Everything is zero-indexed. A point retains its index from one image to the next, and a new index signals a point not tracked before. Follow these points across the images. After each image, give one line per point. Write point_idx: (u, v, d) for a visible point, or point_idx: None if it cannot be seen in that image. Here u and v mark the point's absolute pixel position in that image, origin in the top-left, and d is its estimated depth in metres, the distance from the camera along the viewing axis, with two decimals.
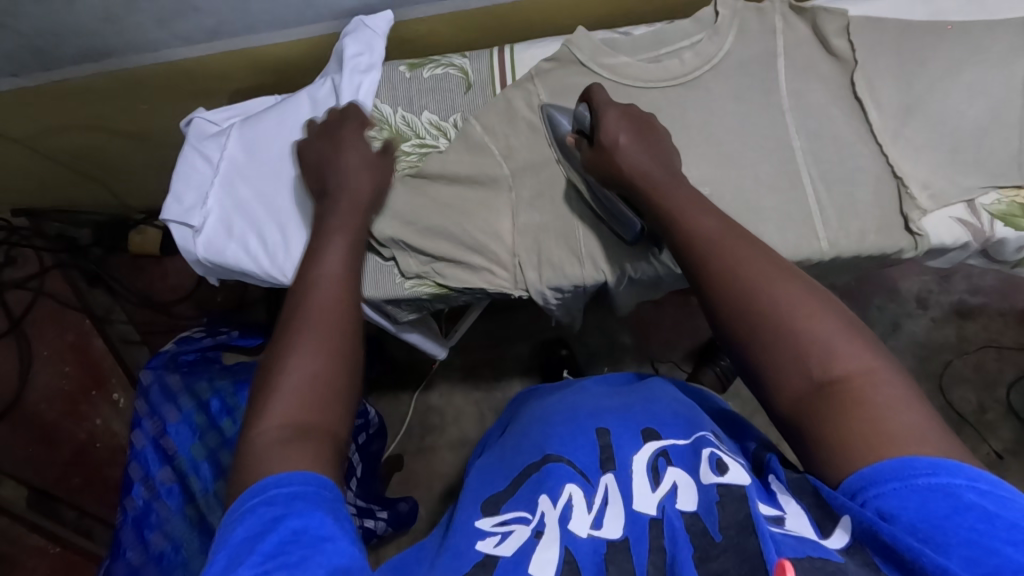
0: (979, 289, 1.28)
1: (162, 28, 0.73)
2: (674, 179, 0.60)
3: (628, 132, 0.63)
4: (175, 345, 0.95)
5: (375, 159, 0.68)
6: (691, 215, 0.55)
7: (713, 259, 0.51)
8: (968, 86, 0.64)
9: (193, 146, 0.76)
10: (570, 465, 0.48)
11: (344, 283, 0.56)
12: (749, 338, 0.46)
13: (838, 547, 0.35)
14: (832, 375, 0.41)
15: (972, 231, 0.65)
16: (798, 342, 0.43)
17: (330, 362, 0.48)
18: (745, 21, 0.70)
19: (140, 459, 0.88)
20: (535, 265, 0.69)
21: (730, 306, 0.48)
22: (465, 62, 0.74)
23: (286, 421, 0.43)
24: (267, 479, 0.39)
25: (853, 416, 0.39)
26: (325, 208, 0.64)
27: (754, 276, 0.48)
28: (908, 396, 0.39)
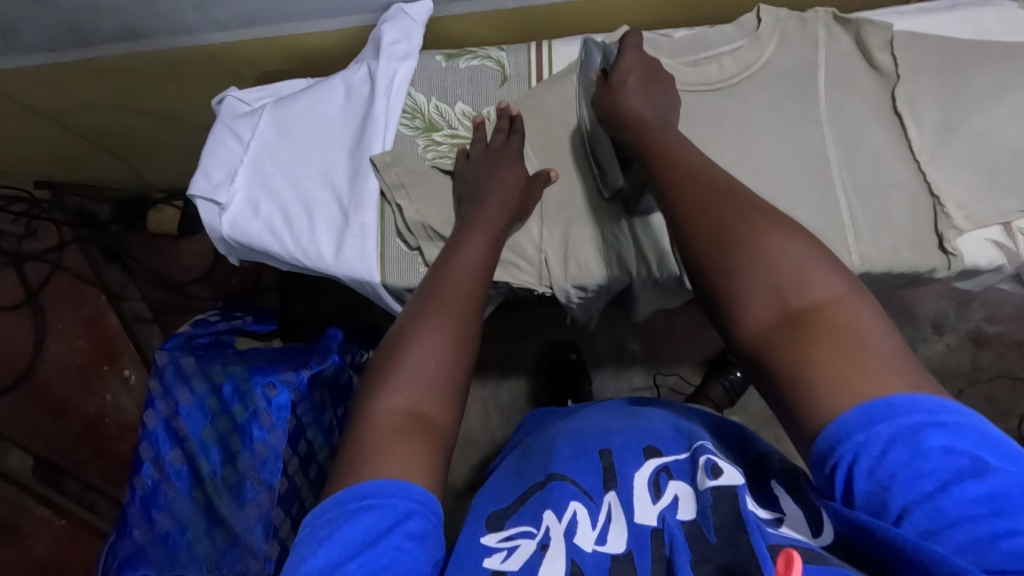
0: (997, 318, 1.27)
1: (198, 11, 0.73)
2: (662, 123, 0.60)
3: (638, 74, 0.63)
4: (189, 328, 0.99)
5: (521, 173, 0.68)
6: (677, 158, 0.54)
7: (687, 202, 0.49)
8: (1009, 109, 0.64)
9: (225, 124, 0.76)
10: (575, 484, 0.48)
11: (483, 279, 0.57)
12: (722, 275, 0.45)
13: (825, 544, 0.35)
14: (804, 303, 0.40)
15: (1008, 254, 0.64)
16: (769, 277, 0.42)
17: (459, 357, 0.49)
18: (786, 32, 0.69)
19: (151, 439, 0.88)
20: (560, 263, 0.69)
21: (706, 244, 0.46)
22: (502, 55, 0.73)
23: (407, 407, 0.45)
24: (386, 482, 0.40)
25: (825, 341, 0.38)
26: (469, 206, 0.65)
27: (726, 212, 0.47)
28: (886, 329, 0.38)
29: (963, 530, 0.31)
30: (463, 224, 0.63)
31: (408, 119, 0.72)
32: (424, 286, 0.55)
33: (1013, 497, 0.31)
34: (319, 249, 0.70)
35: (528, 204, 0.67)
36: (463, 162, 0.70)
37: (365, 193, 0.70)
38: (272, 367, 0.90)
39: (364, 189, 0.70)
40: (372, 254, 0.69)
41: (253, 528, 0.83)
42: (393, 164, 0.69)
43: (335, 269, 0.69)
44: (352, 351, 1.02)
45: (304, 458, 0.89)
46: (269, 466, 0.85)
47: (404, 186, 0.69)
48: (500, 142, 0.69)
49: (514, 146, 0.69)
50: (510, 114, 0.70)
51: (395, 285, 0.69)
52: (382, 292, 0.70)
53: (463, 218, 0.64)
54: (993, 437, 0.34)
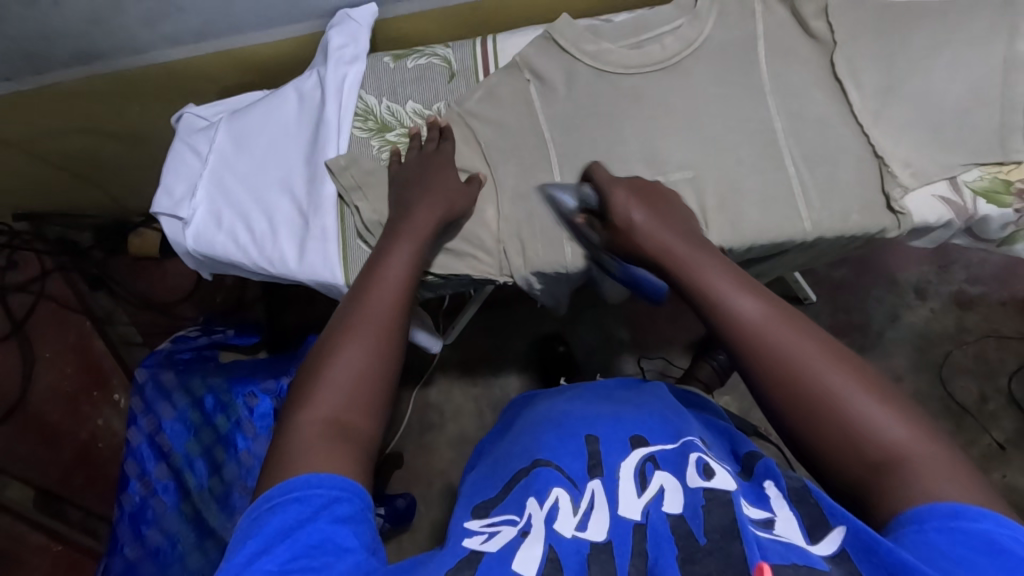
0: (979, 278, 1.28)
1: (147, 29, 0.75)
2: (696, 245, 0.57)
3: (641, 207, 0.61)
4: (170, 344, 0.99)
5: (457, 179, 0.68)
6: (719, 284, 0.52)
7: (760, 348, 0.47)
8: (946, 66, 0.64)
9: (183, 140, 0.77)
10: (557, 469, 0.49)
11: (408, 288, 0.57)
12: (801, 422, 0.44)
13: (824, 553, 0.37)
14: (887, 455, 0.40)
15: (955, 209, 0.65)
16: (851, 431, 0.42)
17: (382, 362, 0.50)
18: (725, 6, 0.69)
19: (136, 456, 0.89)
20: (517, 251, 0.70)
21: (779, 393, 0.45)
22: (448, 52, 0.74)
23: (329, 417, 0.46)
24: (302, 476, 0.41)
25: (910, 500, 0.38)
26: (397, 214, 0.65)
27: (793, 349, 0.46)
28: (954, 469, 0.39)
29: None
30: (392, 229, 0.63)
31: (361, 122, 0.73)
32: (347, 297, 0.55)
33: None
34: (281, 256, 0.71)
35: (455, 210, 0.66)
36: (396, 169, 0.70)
37: (323, 197, 0.71)
38: (251, 377, 0.91)
39: (321, 193, 0.71)
40: (334, 256, 0.70)
41: None
42: (349, 167, 0.70)
43: (298, 275, 0.71)
44: None
45: None
46: (255, 473, 0.86)
47: (360, 187, 0.70)
48: (434, 150, 0.69)
49: (446, 154, 0.69)
50: (439, 126, 0.71)
51: None
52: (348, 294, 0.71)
53: (392, 222, 0.64)
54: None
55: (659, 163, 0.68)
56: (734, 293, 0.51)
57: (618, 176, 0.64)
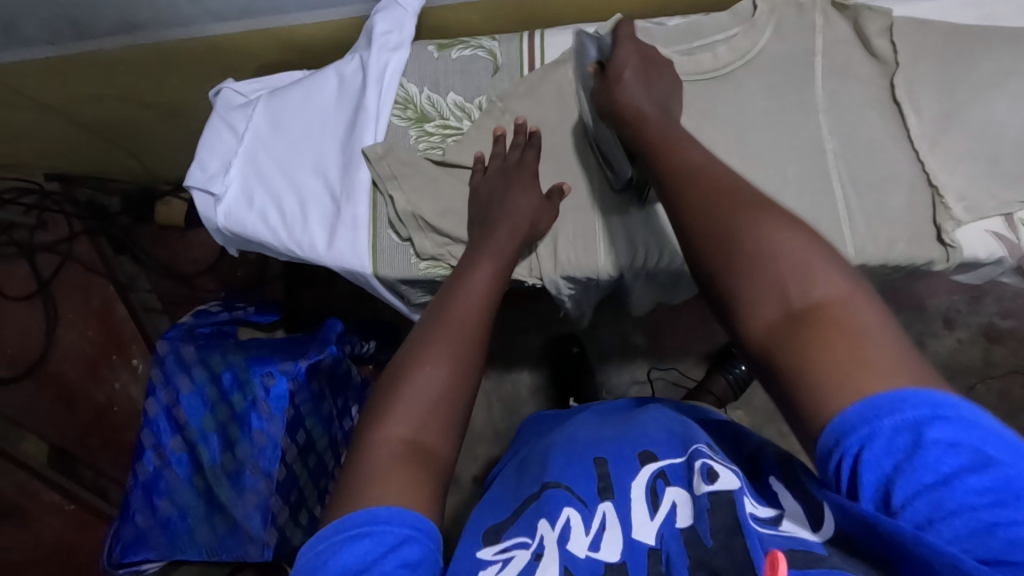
0: (1010, 312, 1.24)
1: (193, 3, 0.74)
2: (664, 116, 0.58)
3: (644, 97, 0.59)
4: (191, 318, 1.00)
5: (537, 196, 0.66)
6: (679, 147, 0.52)
7: (752, 257, 0.42)
8: (1012, 97, 0.62)
9: (220, 116, 0.76)
10: (568, 491, 0.47)
11: (489, 309, 0.56)
12: (724, 271, 0.43)
13: (825, 538, 0.35)
14: (809, 303, 0.38)
15: (1008, 246, 0.62)
16: (774, 275, 0.40)
17: (460, 385, 0.49)
18: (783, 19, 0.67)
19: (152, 427, 0.90)
20: (550, 253, 0.68)
21: (705, 244, 0.45)
22: (494, 45, 0.72)
23: (408, 436, 0.45)
24: (374, 511, 0.39)
25: (822, 341, 0.36)
26: (480, 231, 0.64)
27: (731, 206, 0.45)
28: (872, 314, 0.37)
29: (972, 537, 0.29)
30: (474, 248, 0.62)
31: (400, 110, 0.72)
32: (426, 317, 0.55)
33: (1014, 488, 0.30)
34: (310, 241, 0.71)
35: (538, 229, 0.66)
36: (479, 177, 0.68)
37: (357, 184, 0.70)
38: (270, 357, 0.91)
39: (356, 180, 0.70)
40: (364, 245, 0.70)
41: (252, 515, 0.85)
42: (385, 155, 0.69)
43: (329, 262, 0.70)
44: (351, 341, 1.04)
45: (303, 446, 0.91)
46: (268, 453, 0.87)
47: (396, 177, 0.69)
48: (517, 158, 0.68)
49: (528, 164, 0.67)
50: (527, 131, 0.69)
51: (387, 277, 0.70)
52: (374, 284, 0.71)
53: (474, 240, 0.64)
54: (989, 426, 0.32)
55: None
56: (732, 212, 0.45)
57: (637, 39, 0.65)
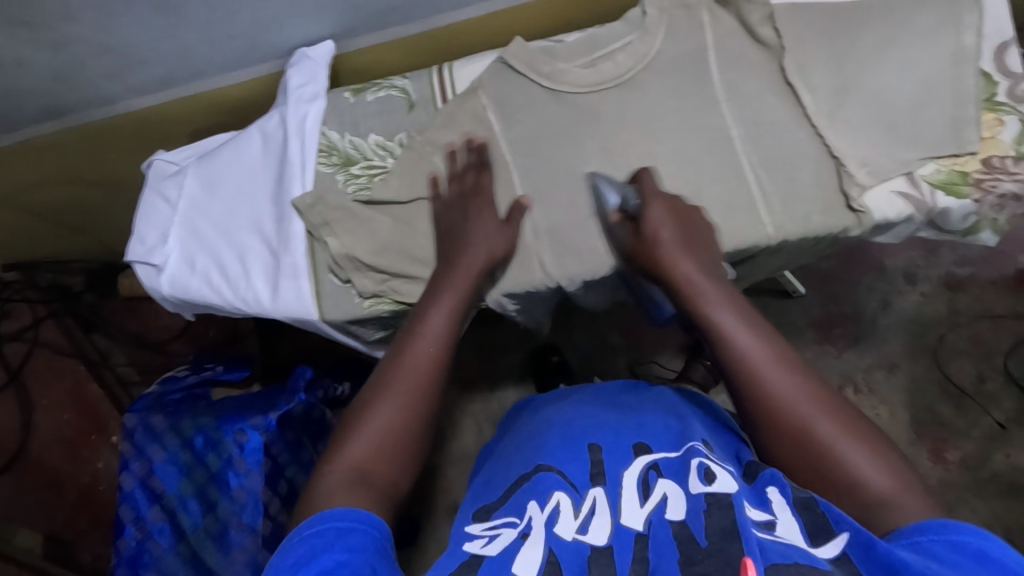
0: (967, 259, 1.27)
1: (113, 82, 0.75)
2: (715, 281, 0.61)
3: (672, 226, 0.63)
4: (159, 387, 1.00)
5: (496, 223, 0.68)
6: (736, 337, 0.55)
7: (823, 464, 0.48)
8: (896, 63, 0.65)
9: (153, 188, 0.78)
10: (560, 475, 0.53)
11: (447, 345, 0.60)
12: (795, 467, 0.49)
13: (828, 557, 0.40)
14: (872, 500, 0.45)
15: (915, 204, 0.64)
16: (847, 481, 0.47)
17: (413, 419, 0.55)
18: (673, 20, 0.70)
19: (130, 501, 0.90)
20: (487, 274, 0.70)
21: (778, 447, 0.50)
22: (406, 82, 0.74)
23: (360, 465, 0.51)
24: (326, 513, 0.46)
25: (892, 533, 0.43)
26: (444, 260, 0.66)
27: (795, 410, 0.50)
28: (923, 503, 0.45)
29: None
30: (435, 281, 0.65)
31: (325, 157, 0.74)
32: (382, 364, 0.59)
33: None
34: (255, 296, 0.72)
35: (496, 255, 0.66)
36: (438, 207, 0.70)
37: (292, 235, 0.72)
38: (240, 414, 0.92)
39: (290, 232, 0.72)
40: (307, 293, 0.71)
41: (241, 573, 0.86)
42: (315, 204, 0.70)
43: (276, 314, 0.72)
44: (324, 385, 1.05)
45: (286, 497, 0.91)
46: (250, 509, 0.87)
47: (328, 222, 0.70)
48: (472, 180, 0.70)
49: (485, 186, 0.69)
50: (477, 146, 0.71)
51: (335, 319, 0.72)
52: (324, 328, 0.73)
53: (436, 273, 0.66)
54: None
55: (620, 176, 0.69)
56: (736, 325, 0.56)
57: (663, 191, 0.66)
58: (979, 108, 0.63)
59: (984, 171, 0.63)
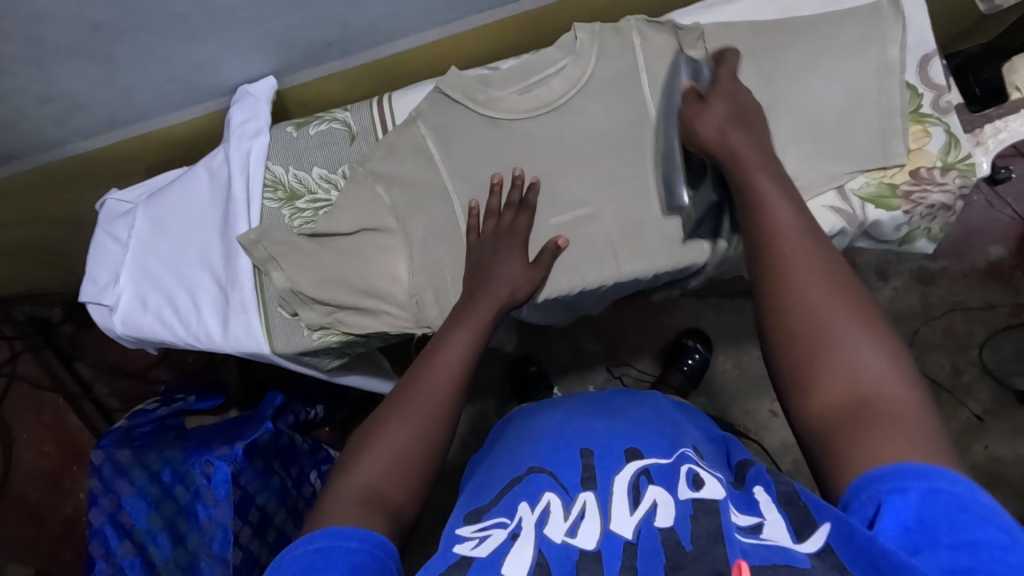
0: (937, 253, 1.28)
1: (58, 127, 0.76)
2: (779, 180, 0.58)
3: (741, 130, 0.61)
4: (128, 420, 1.00)
5: (523, 263, 0.68)
6: (772, 217, 0.54)
7: (823, 345, 0.47)
8: (824, 78, 0.66)
9: (104, 228, 0.78)
10: (551, 476, 0.52)
11: (462, 376, 0.60)
12: (795, 347, 0.49)
13: (809, 551, 0.37)
14: (864, 393, 0.44)
15: (846, 217, 0.65)
16: (844, 371, 0.45)
17: (428, 445, 0.54)
18: (604, 43, 0.70)
19: (99, 536, 0.90)
20: (432, 302, 0.71)
21: (780, 330, 0.50)
22: (346, 115, 0.75)
23: (370, 484, 0.50)
24: (333, 529, 0.46)
25: (868, 438, 0.41)
26: (467, 295, 0.67)
27: (812, 296, 0.49)
28: (914, 413, 0.42)
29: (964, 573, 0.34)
30: (454, 315, 0.65)
31: (271, 192, 0.74)
32: (405, 379, 0.60)
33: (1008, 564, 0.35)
34: (206, 332, 0.73)
35: (517, 297, 0.67)
36: (474, 238, 0.70)
37: (239, 271, 0.73)
38: (207, 445, 0.93)
39: (237, 267, 0.73)
40: (257, 327, 0.72)
41: None
42: (260, 240, 0.71)
43: (228, 350, 0.73)
44: (296, 409, 1.06)
45: (258, 524, 0.92)
46: (219, 540, 0.88)
47: (274, 257, 0.71)
48: (507, 224, 0.69)
49: (520, 228, 0.69)
50: (526, 181, 0.70)
51: (286, 353, 0.73)
52: (276, 360, 0.74)
53: (456, 307, 0.66)
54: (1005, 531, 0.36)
55: (558, 200, 0.71)
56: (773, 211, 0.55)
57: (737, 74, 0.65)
58: (906, 120, 0.64)
59: (912, 183, 0.64)
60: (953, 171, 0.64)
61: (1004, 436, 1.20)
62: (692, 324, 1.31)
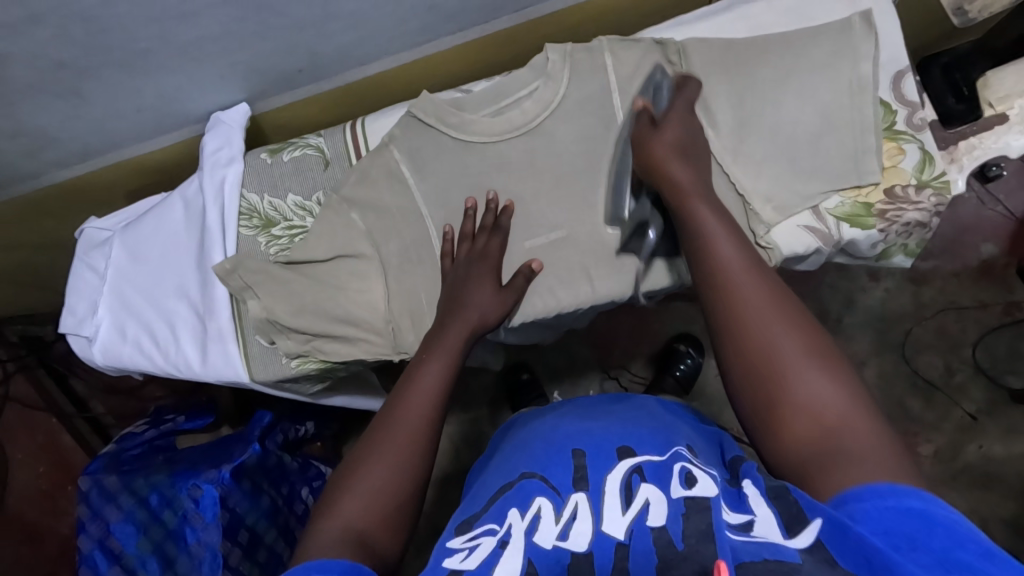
0: (929, 253, 1.26)
1: (32, 160, 0.76)
2: (712, 199, 0.60)
3: (681, 155, 0.62)
4: (116, 444, 1.01)
5: (494, 287, 0.68)
6: (718, 245, 0.56)
7: (779, 372, 0.48)
8: (797, 96, 0.65)
9: (81, 259, 0.78)
10: (542, 479, 0.51)
11: (438, 408, 0.59)
12: (748, 380, 0.50)
13: (800, 547, 0.38)
14: (827, 425, 0.45)
15: (821, 237, 0.65)
16: (804, 404, 0.46)
17: (405, 478, 0.54)
18: (576, 63, 0.69)
19: (89, 562, 0.91)
20: (410, 328, 0.71)
21: (734, 357, 0.51)
22: (320, 140, 0.75)
23: (350, 525, 0.50)
24: (311, 563, 0.46)
25: (840, 477, 0.42)
26: (441, 317, 0.66)
27: (761, 320, 0.51)
28: (881, 442, 0.43)
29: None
30: (426, 344, 0.65)
31: (247, 221, 0.74)
32: (379, 416, 0.59)
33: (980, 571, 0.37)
34: (185, 361, 0.73)
35: (486, 321, 0.66)
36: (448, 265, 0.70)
37: (216, 300, 0.73)
38: (194, 469, 0.93)
39: (214, 297, 0.73)
40: (235, 356, 0.72)
41: None
42: (234, 270, 0.71)
43: (207, 379, 0.74)
44: (288, 428, 1.06)
45: (248, 545, 0.92)
46: (208, 562, 0.89)
47: (250, 286, 0.71)
48: (481, 246, 0.69)
49: (493, 251, 0.69)
50: (501, 205, 0.69)
51: (263, 380, 0.73)
52: (255, 387, 0.74)
53: (429, 335, 0.66)
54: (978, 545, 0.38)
55: (532, 224, 0.70)
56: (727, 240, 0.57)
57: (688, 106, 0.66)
58: (880, 137, 0.64)
59: (887, 202, 0.64)
60: (927, 189, 0.64)
61: (999, 435, 1.20)
62: (683, 329, 1.30)
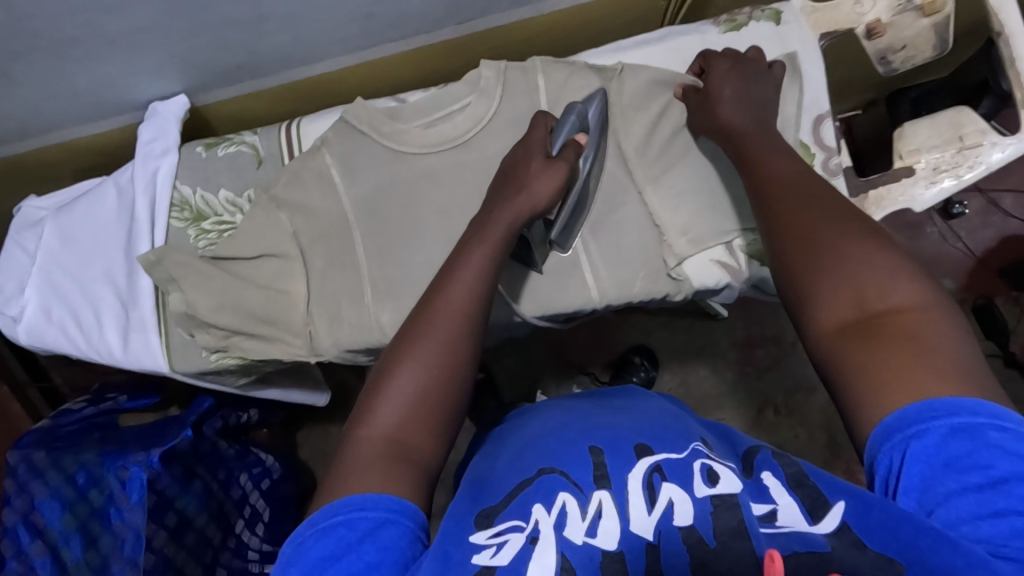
0: None
1: None
2: (769, 132, 0.61)
3: (732, 87, 0.64)
4: (51, 419, 1.02)
5: (542, 159, 0.63)
6: (769, 163, 0.57)
7: (831, 260, 0.48)
8: None
9: (12, 238, 0.78)
10: (564, 475, 0.46)
11: (482, 295, 0.54)
12: (795, 271, 0.50)
13: (826, 531, 0.38)
14: (883, 309, 0.45)
15: (731, 272, 0.67)
16: (857, 290, 0.46)
17: (445, 374, 0.50)
18: (510, 81, 0.71)
19: (11, 534, 0.88)
20: (328, 330, 0.71)
21: (786, 252, 0.51)
22: (256, 138, 0.75)
23: (390, 435, 0.47)
24: (353, 498, 0.42)
25: (899, 366, 0.42)
26: (508, 189, 0.62)
27: (816, 224, 0.50)
28: (945, 331, 0.43)
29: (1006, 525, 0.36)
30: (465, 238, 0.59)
31: (177, 214, 0.75)
32: (419, 305, 0.54)
33: None
34: (107, 347, 0.74)
35: (535, 206, 0.60)
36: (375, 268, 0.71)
37: (140, 289, 0.74)
38: (124, 450, 0.94)
39: (139, 288, 0.74)
40: (155, 346, 0.73)
41: None
42: (158, 263, 0.70)
43: (130, 365, 0.74)
44: (229, 416, 1.08)
45: (175, 528, 0.93)
46: (130, 544, 0.89)
47: (175, 279, 0.70)
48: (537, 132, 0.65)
49: (532, 140, 0.65)
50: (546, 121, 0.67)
51: (181, 372, 0.74)
52: (176, 378, 0.75)
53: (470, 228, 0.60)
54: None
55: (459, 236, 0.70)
56: (799, 206, 0.52)
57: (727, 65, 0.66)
58: None
59: None
60: None
61: None
62: (640, 340, 1.29)
